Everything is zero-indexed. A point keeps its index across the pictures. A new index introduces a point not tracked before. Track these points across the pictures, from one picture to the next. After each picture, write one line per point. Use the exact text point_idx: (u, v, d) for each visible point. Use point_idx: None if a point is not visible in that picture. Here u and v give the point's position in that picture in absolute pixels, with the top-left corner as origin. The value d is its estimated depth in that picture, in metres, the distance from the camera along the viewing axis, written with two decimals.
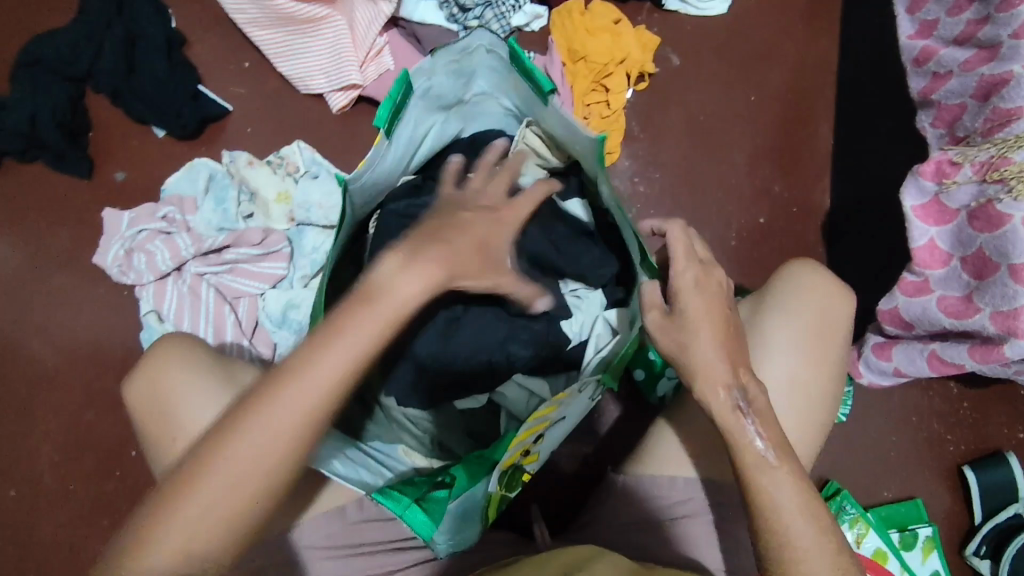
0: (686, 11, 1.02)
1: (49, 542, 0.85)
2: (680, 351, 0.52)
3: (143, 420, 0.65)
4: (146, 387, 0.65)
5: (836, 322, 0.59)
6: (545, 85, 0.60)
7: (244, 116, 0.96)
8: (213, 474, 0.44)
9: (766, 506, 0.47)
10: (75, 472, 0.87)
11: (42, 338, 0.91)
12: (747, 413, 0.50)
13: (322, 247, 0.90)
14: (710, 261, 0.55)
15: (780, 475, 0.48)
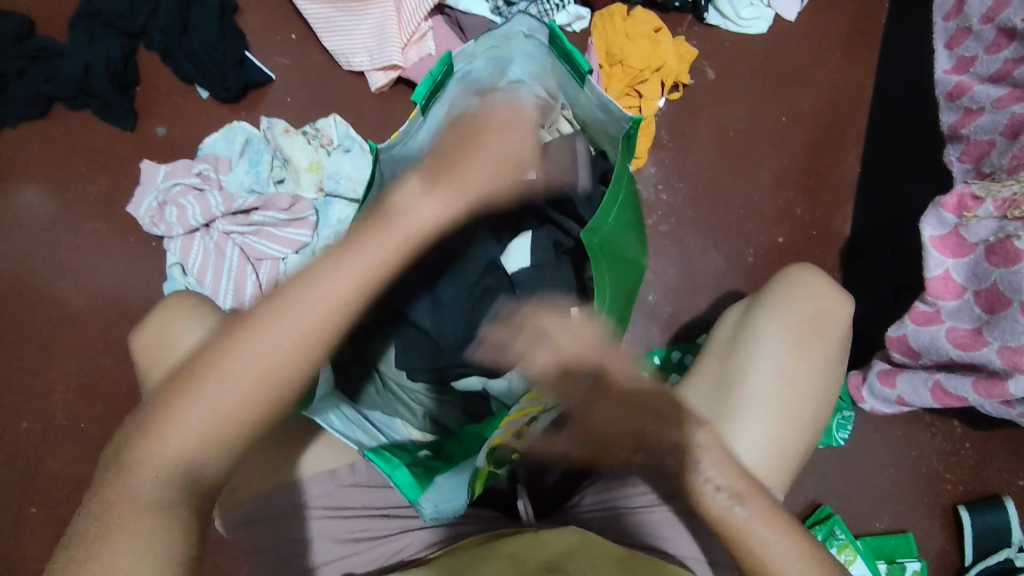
0: (726, 27, 1.04)
1: (54, 476, 0.87)
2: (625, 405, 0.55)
3: (149, 370, 0.64)
4: (151, 337, 0.65)
5: (826, 323, 0.60)
6: (584, 67, 0.63)
7: (286, 85, 0.99)
8: (235, 355, 0.45)
9: (745, 543, 0.51)
10: (87, 412, 0.89)
11: (69, 279, 0.94)
12: (700, 459, 0.53)
13: (346, 219, 0.92)
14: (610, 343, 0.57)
15: (748, 496, 0.52)
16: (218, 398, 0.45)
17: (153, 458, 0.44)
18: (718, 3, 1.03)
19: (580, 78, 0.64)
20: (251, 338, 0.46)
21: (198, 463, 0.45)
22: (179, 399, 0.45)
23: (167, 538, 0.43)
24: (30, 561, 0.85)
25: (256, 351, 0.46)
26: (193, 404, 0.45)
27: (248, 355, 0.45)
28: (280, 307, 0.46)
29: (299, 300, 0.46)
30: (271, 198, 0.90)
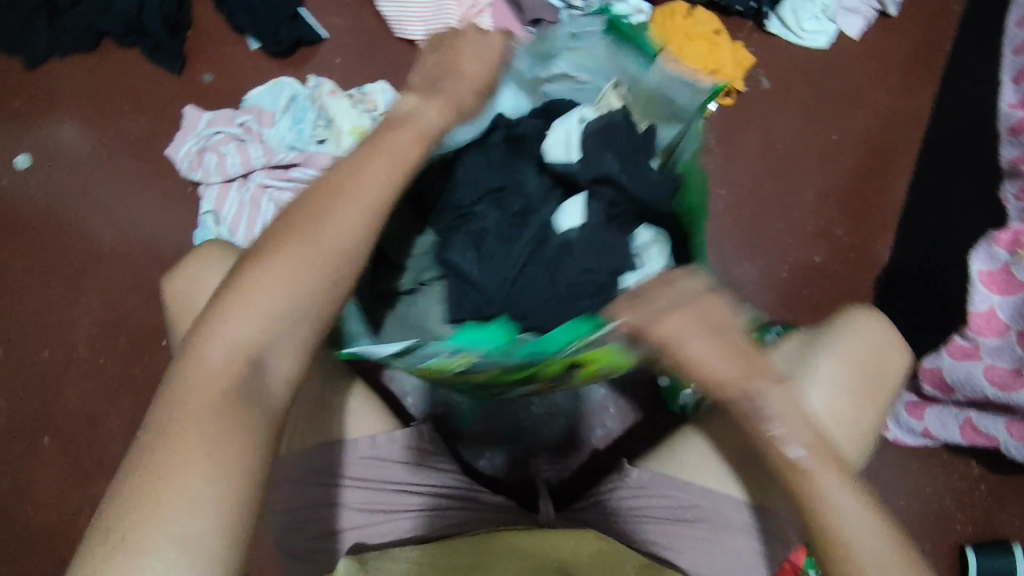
0: (786, 38, 1.02)
1: (71, 406, 0.88)
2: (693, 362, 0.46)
3: (180, 320, 0.62)
4: (184, 286, 0.62)
5: (887, 368, 0.58)
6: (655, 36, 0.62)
7: (337, 47, 0.98)
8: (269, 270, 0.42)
9: (823, 511, 0.45)
10: (107, 348, 0.90)
11: (102, 216, 0.94)
12: (782, 418, 0.47)
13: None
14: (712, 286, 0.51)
15: (827, 471, 0.46)
16: (262, 303, 0.42)
17: (206, 373, 0.40)
18: (781, 12, 1.01)
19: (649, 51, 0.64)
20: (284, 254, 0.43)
21: (258, 377, 0.41)
22: (226, 312, 0.41)
23: (242, 464, 0.38)
24: (40, 487, 0.87)
25: (294, 261, 0.43)
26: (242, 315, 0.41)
27: (281, 270, 0.42)
28: (309, 219, 0.44)
29: (349, 203, 0.45)
30: (315, 156, 0.90)
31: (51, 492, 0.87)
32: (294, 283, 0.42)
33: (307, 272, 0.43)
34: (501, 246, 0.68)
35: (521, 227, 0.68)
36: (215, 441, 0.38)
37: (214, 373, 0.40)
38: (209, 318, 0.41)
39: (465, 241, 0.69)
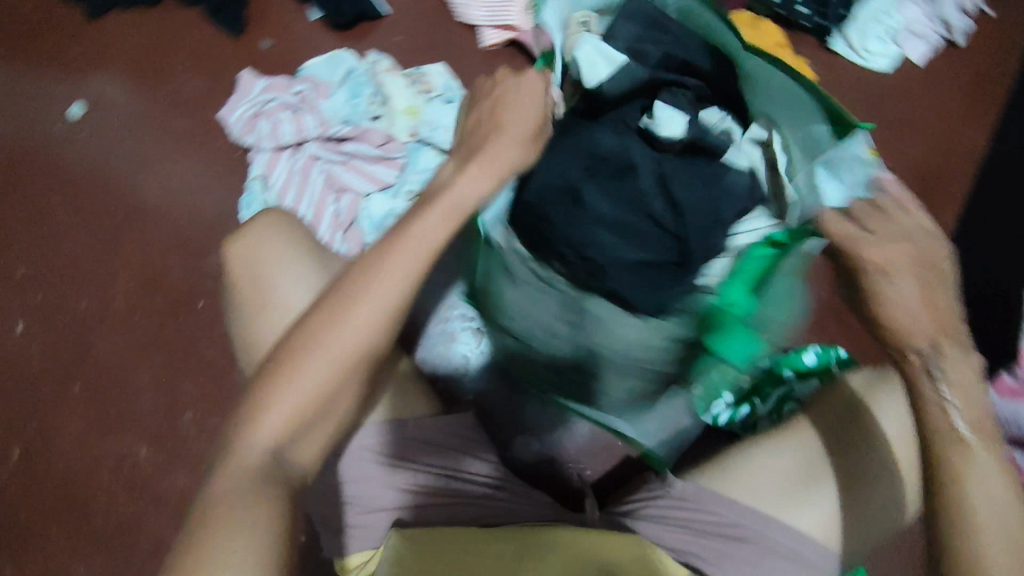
0: (850, 58, 1.00)
1: (104, 358, 0.89)
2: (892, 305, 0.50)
3: (236, 285, 0.61)
4: (246, 250, 0.62)
5: None
6: None
7: (397, 24, 0.97)
8: (305, 357, 0.46)
9: (963, 490, 0.45)
10: (144, 304, 0.90)
11: (149, 171, 0.94)
12: (940, 380, 0.48)
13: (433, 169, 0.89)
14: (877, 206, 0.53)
15: (980, 449, 0.46)
16: (301, 387, 0.46)
17: (245, 460, 0.45)
18: (847, 31, 0.99)
19: None
20: (316, 338, 0.47)
21: (286, 456, 0.47)
22: (267, 398, 0.46)
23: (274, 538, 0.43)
24: (64, 437, 0.87)
25: (325, 348, 0.46)
26: (279, 398, 0.46)
27: (318, 355, 0.46)
28: (342, 301, 0.47)
29: (365, 306, 0.47)
30: (370, 132, 0.90)
31: (73, 444, 0.87)
32: (312, 378, 0.46)
33: (319, 368, 0.46)
34: (628, 226, 0.58)
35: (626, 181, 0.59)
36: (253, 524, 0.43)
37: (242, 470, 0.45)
38: (250, 409, 0.47)
39: (563, 227, 0.58)
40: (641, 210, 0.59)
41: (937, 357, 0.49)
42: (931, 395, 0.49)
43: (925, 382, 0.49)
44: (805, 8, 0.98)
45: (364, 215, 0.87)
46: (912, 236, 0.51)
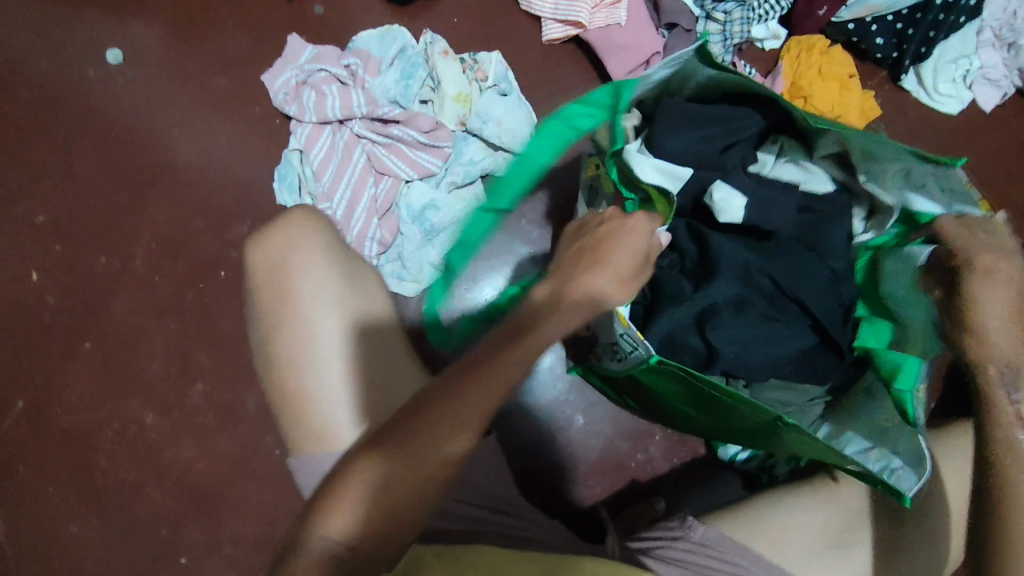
0: (918, 96, 0.97)
1: (118, 318, 0.86)
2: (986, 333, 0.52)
3: (257, 292, 0.57)
4: (273, 256, 0.57)
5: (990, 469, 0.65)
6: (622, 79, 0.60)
7: (457, 5, 0.93)
8: (399, 447, 0.44)
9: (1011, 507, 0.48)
10: (166, 267, 0.87)
11: (184, 128, 0.90)
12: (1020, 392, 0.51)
13: (478, 163, 0.87)
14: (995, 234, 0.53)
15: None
16: (378, 490, 0.44)
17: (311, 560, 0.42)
18: (921, 68, 0.95)
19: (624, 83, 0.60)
20: (415, 430, 0.44)
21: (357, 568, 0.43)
22: (347, 493, 0.44)
23: None
24: (72, 393, 0.84)
25: (416, 443, 0.44)
26: (356, 496, 0.44)
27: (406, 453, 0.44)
28: (444, 395, 0.45)
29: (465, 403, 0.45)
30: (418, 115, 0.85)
31: (78, 403, 0.84)
32: (463, 415, 0.45)
33: (483, 405, 0.45)
34: (754, 276, 0.63)
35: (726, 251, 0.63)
36: (382, 519, 0.43)
37: (379, 476, 0.44)
38: (323, 509, 0.44)
39: (691, 290, 0.62)
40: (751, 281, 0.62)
41: (1015, 374, 0.51)
42: (1004, 404, 0.51)
43: (1001, 389, 0.51)
44: (882, 39, 0.92)
45: (404, 205, 0.86)
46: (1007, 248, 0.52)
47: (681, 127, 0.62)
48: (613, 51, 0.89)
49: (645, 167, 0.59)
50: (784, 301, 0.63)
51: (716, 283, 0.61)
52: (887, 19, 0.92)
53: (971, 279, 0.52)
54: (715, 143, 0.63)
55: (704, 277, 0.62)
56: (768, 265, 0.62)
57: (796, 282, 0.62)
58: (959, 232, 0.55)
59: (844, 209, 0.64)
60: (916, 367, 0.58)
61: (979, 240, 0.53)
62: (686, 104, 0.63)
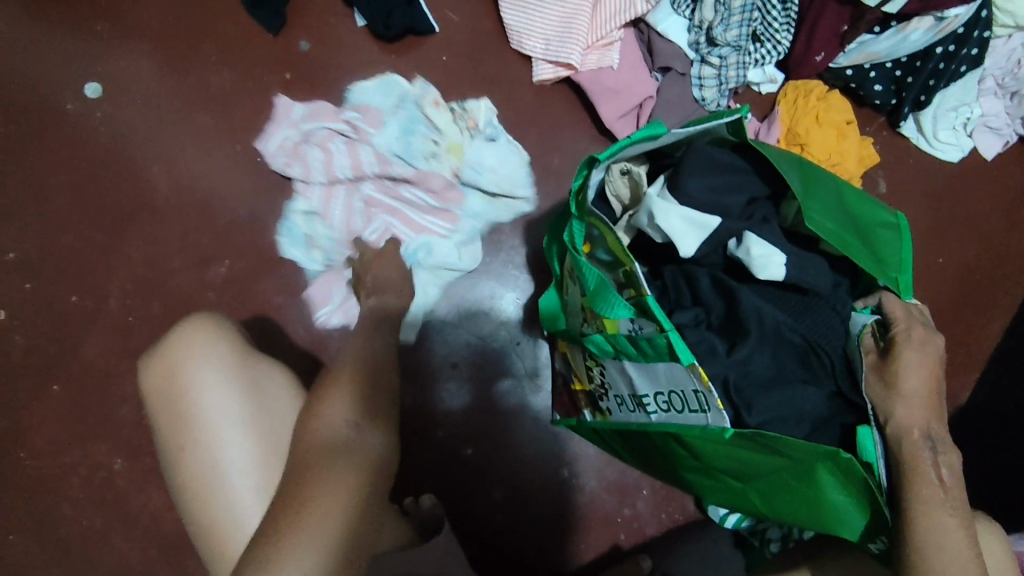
0: (917, 142, 0.95)
1: (89, 360, 0.83)
2: (902, 394, 0.52)
3: (161, 420, 0.58)
4: (163, 375, 0.58)
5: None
6: (657, 131, 0.54)
7: (447, 45, 0.91)
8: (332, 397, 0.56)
9: (922, 537, 0.48)
10: (141, 308, 0.84)
11: (163, 165, 0.88)
12: (930, 446, 0.51)
13: (479, 214, 0.88)
14: (931, 327, 0.55)
15: (935, 502, 0.49)
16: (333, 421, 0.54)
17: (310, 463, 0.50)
18: (921, 116, 0.93)
19: (655, 138, 0.55)
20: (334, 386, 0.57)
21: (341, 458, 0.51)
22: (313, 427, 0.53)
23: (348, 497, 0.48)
24: (37, 436, 0.82)
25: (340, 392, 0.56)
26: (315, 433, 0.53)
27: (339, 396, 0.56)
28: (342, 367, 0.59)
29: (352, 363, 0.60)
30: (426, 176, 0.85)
31: (43, 448, 0.81)
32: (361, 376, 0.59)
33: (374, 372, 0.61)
34: (782, 351, 0.56)
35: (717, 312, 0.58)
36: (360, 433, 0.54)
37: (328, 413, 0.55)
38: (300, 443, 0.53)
39: (720, 351, 0.55)
40: (779, 342, 0.56)
41: (933, 438, 0.51)
42: (929, 474, 0.50)
43: (925, 453, 0.50)
44: (880, 86, 0.90)
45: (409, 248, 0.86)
46: (935, 341, 0.54)
47: (706, 172, 0.56)
48: (606, 96, 0.87)
49: (671, 217, 0.55)
50: (813, 363, 0.56)
51: (744, 344, 0.55)
52: (887, 66, 0.89)
53: (904, 348, 0.53)
54: (737, 194, 0.57)
55: (735, 336, 0.56)
56: (805, 324, 0.56)
57: (827, 336, 0.56)
58: (901, 312, 0.55)
59: (840, 283, 0.58)
60: (868, 433, 0.52)
61: (916, 321, 0.54)
62: (712, 151, 0.57)
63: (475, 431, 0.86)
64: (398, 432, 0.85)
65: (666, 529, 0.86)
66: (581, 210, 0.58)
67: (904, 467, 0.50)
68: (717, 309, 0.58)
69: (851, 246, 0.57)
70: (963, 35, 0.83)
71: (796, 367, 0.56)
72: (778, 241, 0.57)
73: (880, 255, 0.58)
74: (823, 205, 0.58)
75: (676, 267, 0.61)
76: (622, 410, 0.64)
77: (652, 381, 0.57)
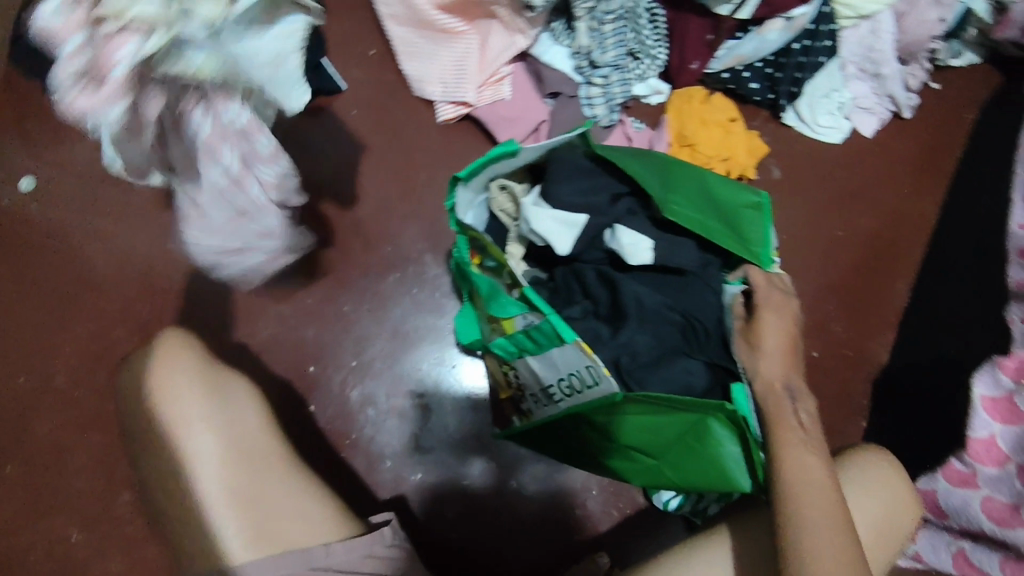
0: (799, 129, 1.03)
1: (39, 438, 0.86)
2: (761, 351, 0.59)
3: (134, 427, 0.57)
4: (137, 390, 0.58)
5: (898, 505, 0.60)
6: (510, 148, 0.61)
7: (355, 99, 0.98)
8: None
9: (790, 479, 0.52)
10: (87, 381, 0.88)
11: (98, 244, 0.92)
12: (787, 397, 0.57)
13: None
14: (790, 293, 0.63)
15: (793, 445, 0.54)
16: None
17: None
18: (799, 106, 1.01)
19: (514, 155, 0.62)
20: None
21: None
22: None
23: None
24: None
25: None
26: None
27: None
28: None
29: None
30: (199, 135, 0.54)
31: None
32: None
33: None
34: (662, 329, 0.61)
35: (601, 302, 0.63)
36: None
37: None
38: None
39: (606, 336, 0.61)
40: (662, 322, 0.61)
41: (794, 391, 0.58)
42: (789, 421, 0.56)
43: (785, 402, 0.57)
44: (756, 83, 0.98)
45: None
46: (791, 305, 0.62)
47: (571, 178, 0.63)
48: (503, 125, 0.94)
49: (540, 217, 0.62)
50: (692, 334, 0.62)
51: (626, 326, 0.60)
52: (756, 66, 0.98)
53: (764, 313, 0.60)
54: (599, 193, 0.64)
55: (617, 321, 0.62)
56: (682, 301, 0.63)
57: (701, 309, 0.63)
58: (762, 281, 0.62)
59: (708, 262, 0.65)
60: (740, 390, 0.60)
61: (774, 288, 0.62)
62: (574, 157, 0.64)
63: (423, 455, 0.89)
64: (346, 464, 0.88)
65: (618, 526, 0.88)
66: (461, 226, 0.64)
67: (769, 418, 0.56)
68: (603, 300, 0.63)
69: (710, 228, 0.63)
70: (812, 30, 0.95)
71: (679, 340, 0.62)
72: (645, 229, 0.63)
73: (739, 231, 0.65)
74: (685, 198, 0.64)
75: (565, 268, 0.67)
76: (539, 405, 0.68)
77: (552, 369, 0.61)
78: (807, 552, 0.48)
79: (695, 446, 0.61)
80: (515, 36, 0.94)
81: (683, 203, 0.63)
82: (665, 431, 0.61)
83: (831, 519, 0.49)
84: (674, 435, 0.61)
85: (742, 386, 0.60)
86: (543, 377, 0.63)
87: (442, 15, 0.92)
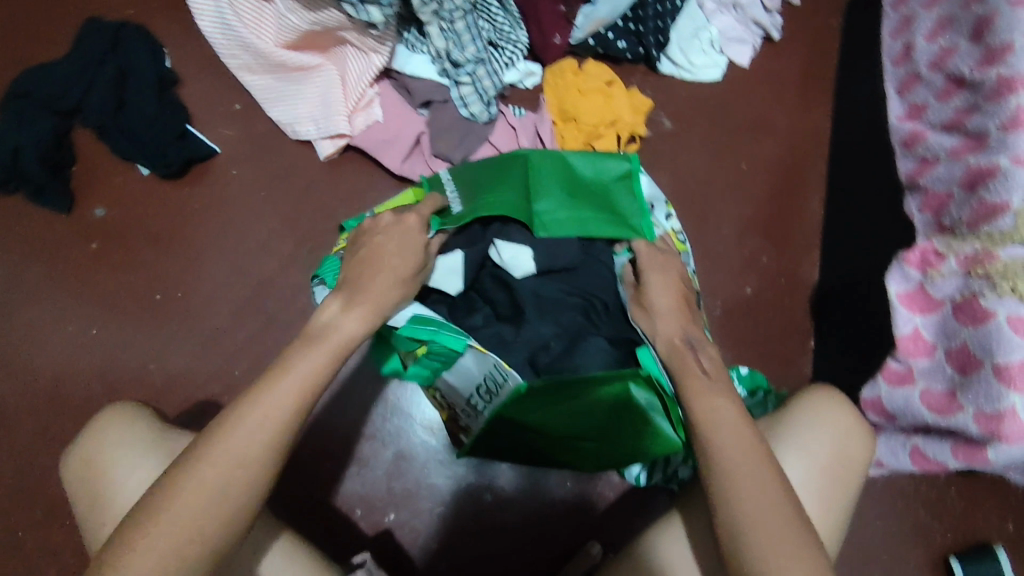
0: (681, 76, 1.03)
1: None
2: (654, 316, 0.60)
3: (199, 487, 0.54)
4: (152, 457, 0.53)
5: (852, 451, 0.60)
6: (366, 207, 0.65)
7: (232, 157, 0.95)
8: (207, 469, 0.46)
9: (708, 428, 0.50)
10: (21, 519, 0.80)
11: (2, 372, 0.85)
12: (691, 349, 0.57)
13: None
14: (670, 250, 0.65)
15: (709, 398, 0.52)
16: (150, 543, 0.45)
17: None
18: (671, 54, 1.02)
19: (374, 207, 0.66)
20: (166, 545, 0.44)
21: None
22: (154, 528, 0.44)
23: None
24: None
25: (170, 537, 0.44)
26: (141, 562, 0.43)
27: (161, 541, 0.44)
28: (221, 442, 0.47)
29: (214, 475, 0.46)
30: None
31: None
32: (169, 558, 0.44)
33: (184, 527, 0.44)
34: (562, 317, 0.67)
35: (503, 305, 0.68)
36: None
37: None
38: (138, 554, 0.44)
39: (509, 335, 0.65)
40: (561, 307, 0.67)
41: (694, 341, 0.58)
42: (696, 371, 0.55)
43: (689, 357, 0.57)
44: (622, 42, 0.99)
45: None
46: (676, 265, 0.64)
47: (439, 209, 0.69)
48: (383, 147, 0.92)
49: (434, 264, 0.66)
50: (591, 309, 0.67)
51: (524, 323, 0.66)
52: (618, 25, 0.98)
53: (649, 275, 0.63)
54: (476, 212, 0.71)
55: (517, 318, 0.67)
56: (578, 284, 0.68)
57: (598, 286, 0.68)
58: (643, 247, 0.65)
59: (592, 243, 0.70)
60: (648, 353, 0.61)
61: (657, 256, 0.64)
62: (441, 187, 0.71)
63: (388, 496, 0.84)
64: (315, 527, 0.83)
65: (603, 511, 0.86)
66: None
67: (675, 372, 0.56)
68: (504, 301, 0.68)
69: (586, 223, 0.68)
70: None
71: (582, 321, 0.67)
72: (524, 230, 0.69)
73: (615, 211, 0.69)
74: (558, 195, 0.69)
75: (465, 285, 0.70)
76: (468, 418, 0.67)
77: (466, 375, 0.63)
78: (734, 491, 0.47)
79: (622, 418, 0.63)
80: (370, 55, 0.91)
81: (553, 200, 0.68)
82: (588, 406, 0.62)
83: (753, 460, 0.48)
84: (599, 411, 0.62)
85: (647, 347, 0.61)
86: (460, 388, 0.65)
87: (289, 53, 0.90)
